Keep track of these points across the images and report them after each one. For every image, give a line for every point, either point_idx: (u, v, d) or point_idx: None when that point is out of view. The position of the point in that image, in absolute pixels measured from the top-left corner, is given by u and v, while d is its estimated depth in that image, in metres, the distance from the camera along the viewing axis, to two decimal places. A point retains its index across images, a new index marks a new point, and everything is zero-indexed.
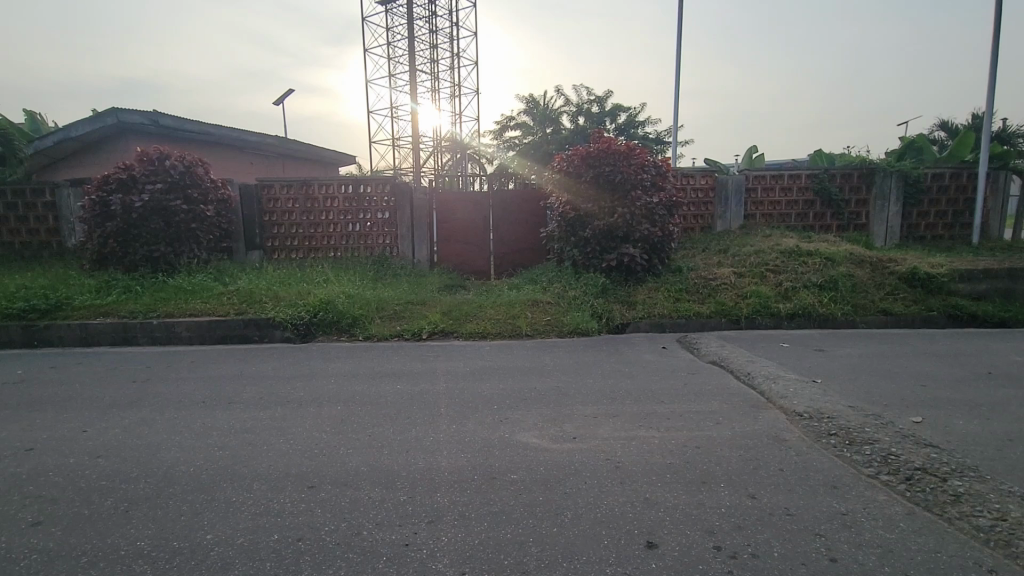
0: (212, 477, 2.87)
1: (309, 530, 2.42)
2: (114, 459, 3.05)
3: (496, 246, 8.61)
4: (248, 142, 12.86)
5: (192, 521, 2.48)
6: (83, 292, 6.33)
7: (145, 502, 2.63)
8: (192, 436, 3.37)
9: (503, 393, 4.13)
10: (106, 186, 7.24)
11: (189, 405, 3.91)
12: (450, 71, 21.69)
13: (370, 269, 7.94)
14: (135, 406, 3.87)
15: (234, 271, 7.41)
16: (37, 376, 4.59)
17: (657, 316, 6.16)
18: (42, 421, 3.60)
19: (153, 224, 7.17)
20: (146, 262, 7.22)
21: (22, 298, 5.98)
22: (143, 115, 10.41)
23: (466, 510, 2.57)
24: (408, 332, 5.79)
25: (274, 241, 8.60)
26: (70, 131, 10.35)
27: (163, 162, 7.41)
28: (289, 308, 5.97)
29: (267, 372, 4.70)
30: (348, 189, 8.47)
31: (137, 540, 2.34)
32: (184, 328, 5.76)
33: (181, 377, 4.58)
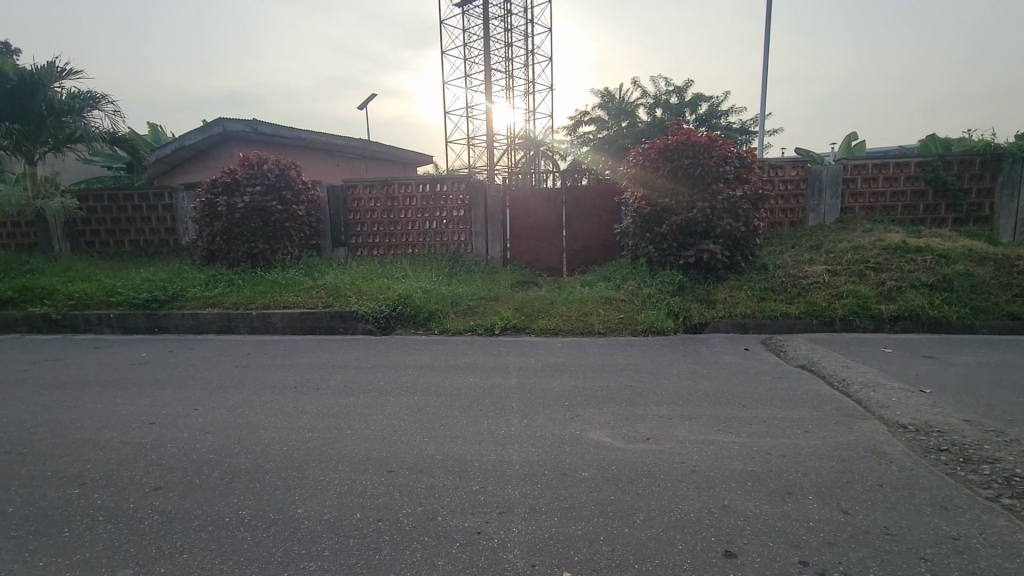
0: (303, 457, 3.10)
1: (388, 512, 2.55)
2: (220, 436, 3.38)
3: (569, 242, 8.57)
4: (335, 145, 13.69)
5: (285, 496, 2.69)
6: (195, 284, 7.04)
7: (246, 475, 2.88)
8: (285, 418, 3.65)
9: (575, 390, 4.11)
10: (214, 189, 7.99)
11: (282, 390, 4.25)
12: (524, 69, 21.84)
13: (446, 264, 8.20)
14: (237, 389, 4.25)
15: (322, 267, 7.93)
16: (159, 359, 5.17)
17: (739, 316, 5.85)
18: (162, 398, 4.06)
19: (253, 224, 7.83)
20: (247, 259, 7.90)
21: (146, 290, 6.76)
22: (245, 123, 11.39)
23: (537, 504, 2.59)
24: (481, 327, 5.91)
25: (357, 239, 9.10)
26: (186, 140, 11.54)
27: (261, 166, 8.06)
28: (371, 301, 6.29)
29: (350, 362, 4.99)
30: (426, 188, 8.77)
31: (239, 510, 2.57)
32: (279, 319, 6.25)
33: (276, 363, 4.97)
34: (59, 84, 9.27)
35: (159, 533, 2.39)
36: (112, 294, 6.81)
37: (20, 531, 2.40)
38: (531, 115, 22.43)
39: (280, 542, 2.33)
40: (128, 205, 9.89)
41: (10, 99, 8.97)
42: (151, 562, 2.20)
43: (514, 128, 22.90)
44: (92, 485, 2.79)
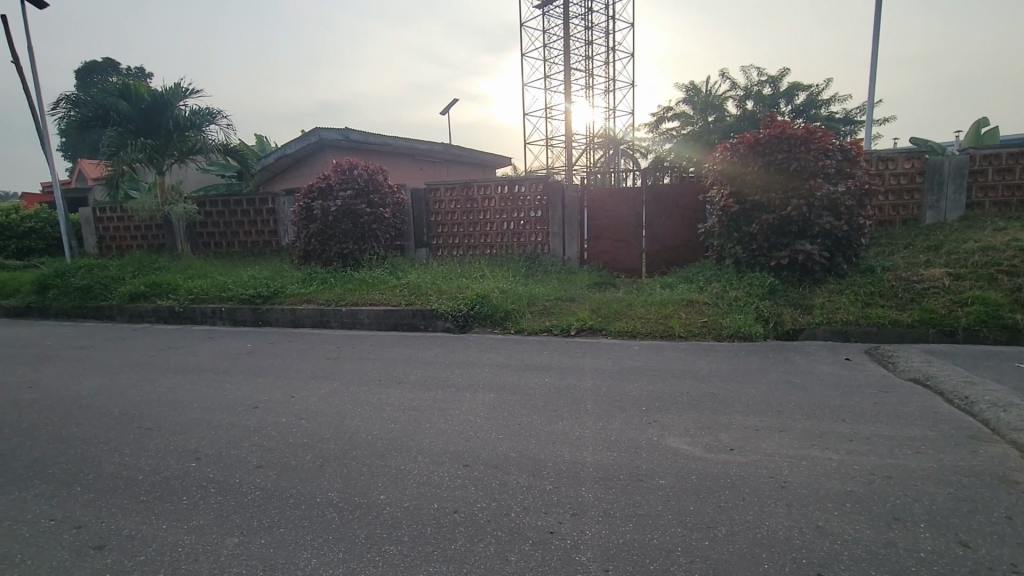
0: (386, 446, 3.26)
1: (464, 504, 2.61)
2: (312, 422, 3.64)
3: (649, 243, 8.32)
4: (420, 150, 14.28)
5: (369, 481, 2.84)
6: (293, 282, 7.64)
7: (335, 460, 3.08)
8: (370, 409, 3.86)
9: (653, 395, 3.98)
10: (310, 194, 8.60)
11: (368, 382, 4.50)
12: (605, 66, 21.56)
13: (523, 265, 8.27)
14: (328, 380, 4.56)
15: (406, 266, 8.29)
16: (262, 350, 5.68)
17: (840, 322, 5.37)
18: (264, 385, 4.45)
19: (344, 226, 8.35)
20: (338, 259, 8.43)
21: (252, 287, 7.44)
22: (338, 132, 12.19)
23: (612, 508, 2.54)
24: (557, 328, 5.90)
25: (438, 239, 9.42)
26: (287, 149, 12.55)
27: (352, 172, 8.60)
28: (451, 300, 6.50)
29: (431, 358, 5.17)
30: (505, 189, 8.91)
31: (328, 491, 2.75)
32: (366, 315, 6.62)
33: (363, 357, 5.28)
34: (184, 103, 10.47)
35: (259, 507, 2.62)
36: (224, 290, 7.55)
37: (148, 496, 2.73)
38: (612, 113, 22.08)
39: (364, 525, 2.46)
40: (238, 210, 10.92)
41: (146, 118, 10.25)
42: (252, 534, 2.41)
43: (594, 126, 22.67)
44: (205, 460, 3.12)
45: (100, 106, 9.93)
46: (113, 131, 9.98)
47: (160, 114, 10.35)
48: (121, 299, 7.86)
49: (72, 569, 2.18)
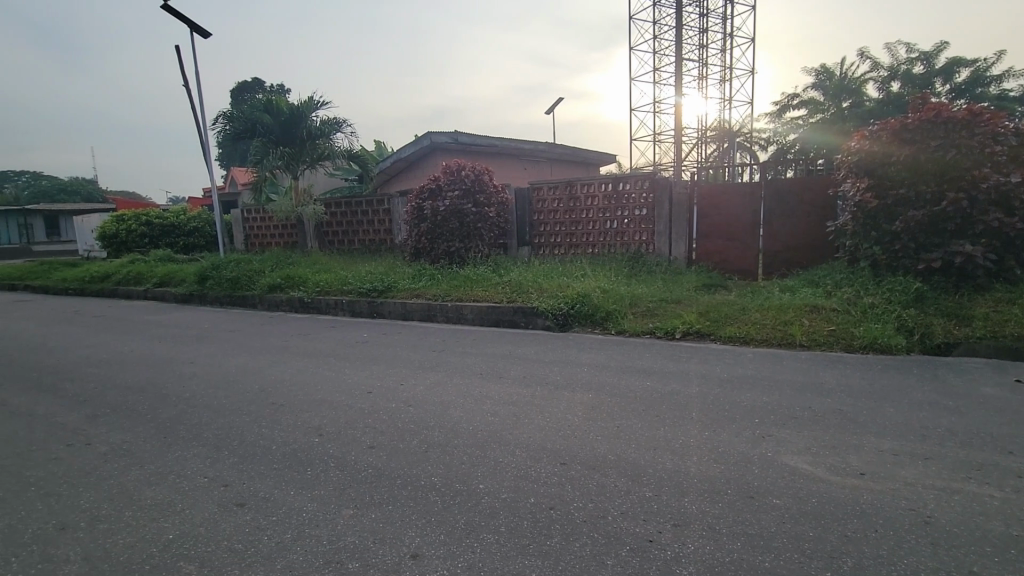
0: (485, 437, 3.36)
1: (559, 501, 2.61)
2: (419, 410, 3.86)
3: (766, 243, 7.70)
4: (524, 150, 14.51)
5: (469, 470, 2.94)
6: (404, 278, 8.15)
7: (438, 447, 3.24)
8: (472, 401, 4.00)
9: (767, 407, 3.68)
10: (422, 194, 9.09)
11: (470, 375, 4.67)
12: (721, 54, 20.32)
13: (626, 264, 8.06)
14: (433, 371, 4.80)
15: (508, 265, 8.47)
16: (376, 340, 6.13)
17: (1009, 337, 4.56)
18: (377, 373, 4.80)
19: (451, 225, 8.74)
20: (446, 256, 8.83)
21: (369, 281, 8.06)
22: (448, 135, 12.78)
23: (717, 523, 2.38)
24: (661, 330, 5.67)
25: (540, 238, 9.51)
26: (402, 152, 13.43)
27: (460, 173, 8.96)
28: (551, 299, 6.53)
29: (530, 355, 5.23)
30: (608, 187, 8.76)
31: (432, 476, 2.90)
32: (469, 311, 6.87)
33: (466, 351, 5.48)
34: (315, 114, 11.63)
35: (370, 483, 2.83)
36: (345, 284, 8.26)
37: (281, 464, 3.07)
38: (727, 104, 20.78)
39: (464, 511, 2.56)
40: (358, 210, 11.88)
41: (284, 129, 11.52)
42: (365, 507, 2.61)
43: (707, 119, 21.49)
44: (326, 437, 3.43)
45: (248, 119, 11.32)
46: (259, 141, 11.34)
47: (296, 125, 11.58)
48: (262, 290, 8.92)
49: (219, 521, 2.51)
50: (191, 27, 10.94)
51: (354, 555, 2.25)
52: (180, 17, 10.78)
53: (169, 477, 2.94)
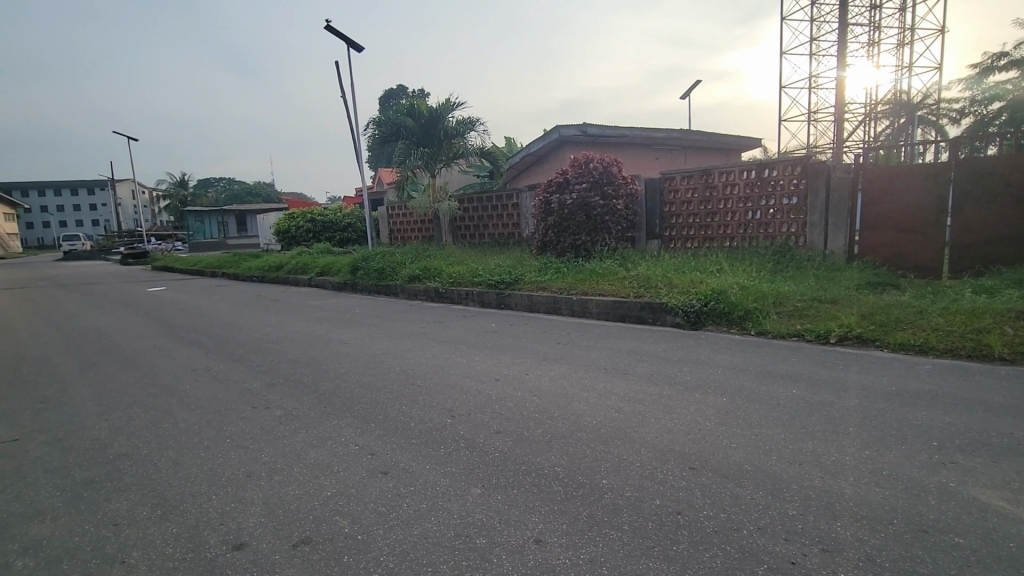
0: (610, 433, 3.30)
1: (687, 506, 2.49)
2: (543, 400, 3.92)
3: (954, 235, 6.48)
4: (656, 138, 13.92)
5: (593, 464, 2.93)
6: (531, 271, 8.31)
7: (561, 438, 3.27)
8: (597, 396, 3.97)
9: (949, 428, 3.12)
10: (549, 188, 9.15)
11: (595, 369, 4.63)
12: (900, 14, 17.45)
13: (769, 259, 7.37)
14: (558, 363, 4.85)
15: (636, 258, 8.22)
16: (504, 330, 6.36)
17: None
18: (504, 362, 4.98)
19: (578, 218, 8.71)
20: (572, 249, 8.84)
21: (497, 274, 8.37)
22: (577, 127, 12.71)
23: (878, 555, 2.08)
24: (810, 333, 5.09)
25: (671, 231, 9.09)
26: (531, 147, 13.72)
27: (588, 165, 8.87)
28: (682, 295, 6.20)
29: (659, 352, 5.04)
30: (751, 175, 8.07)
31: (555, 466, 2.93)
32: (595, 305, 6.79)
33: (591, 345, 5.45)
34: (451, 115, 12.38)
35: (497, 466, 2.95)
36: (476, 276, 8.67)
37: (418, 439, 3.34)
38: (905, 71, 17.84)
39: (587, 504, 2.55)
40: (489, 205, 12.37)
41: (424, 131, 12.39)
42: (491, 488, 2.73)
43: (877, 91, 18.65)
44: (458, 418, 3.65)
45: (393, 124, 12.35)
46: (402, 143, 12.35)
47: (435, 126, 12.39)
48: (404, 280, 9.75)
49: (367, 485, 2.81)
50: (347, 43, 12.23)
51: (481, 531, 2.37)
52: (339, 35, 12.10)
53: (327, 441, 3.35)
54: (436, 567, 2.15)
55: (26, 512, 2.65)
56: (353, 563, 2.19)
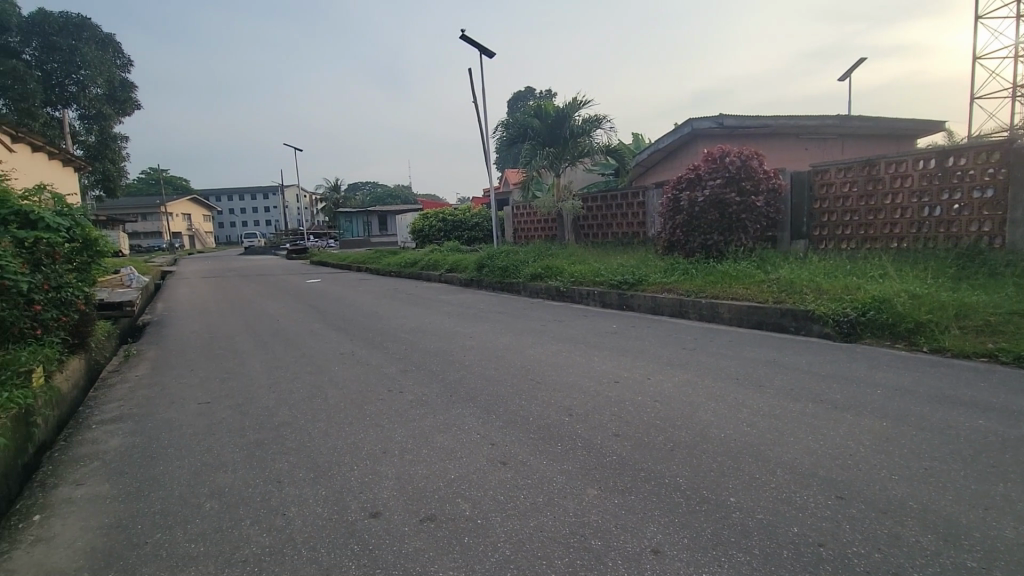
0: (740, 449, 3.05)
1: (832, 539, 2.21)
2: (666, 407, 3.75)
3: None
4: (806, 126, 12.54)
5: (720, 479, 2.72)
6: (656, 271, 7.99)
7: (685, 448, 3.09)
8: (726, 407, 3.69)
9: None
10: (678, 184, 8.70)
11: (724, 379, 4.30)
12: None
13: (950, 262, 6.26)
14: (683, 369, 4.61)
15: (777, 260, 7.50)
16: (626, 331, 6.19)
17: None
18: (624, 364, 4.85)
19: (710, 216, 8.17)
20: (702, 249, 8.32)
21: (621, 274, 8.18)
22: (712, 119, 11.92)
23: None
24: (1006, 354, 4.23)
25: (822, 230, 8.15)
26: (660, 143, 13.18)
27: (723, 159, 8.28)
28: (833, 302, 5.52)
29: (801, 365, 4.54)
30: (928, 164, 6.91)
31: (677, 476, 2.78)
32: (726, 310, 6.32)
33: (721, 352, 5.07)
34: (577, 114, 12.37)
35: (614, 470, 2.88)
36: (598, 276, 8.56)
37: (536, 434, 3.38)
38: None
39: (712, 521, 2.38)
40: (614, 203, 12.13)
41: (551, 130, 12.53)
42: (608, 491, 2.67)
43: None
44: (576, 417, 3.64)
45: (520, 125, 12.66)
46: (529, 144, 12.60)
47: (561, 126, 12.47)
48: (526, 278, 9.95)
49: (488, 473, 2.91)
50: (479, 50, 12.80)
51: (597, 533, 2.33)
52: (472, 43, 12.71)
53: (452, 428, 3.55)
54: (551, 561, 2.16)
55: (213, 463, 3.18)
56: (473, 545, 2.29)
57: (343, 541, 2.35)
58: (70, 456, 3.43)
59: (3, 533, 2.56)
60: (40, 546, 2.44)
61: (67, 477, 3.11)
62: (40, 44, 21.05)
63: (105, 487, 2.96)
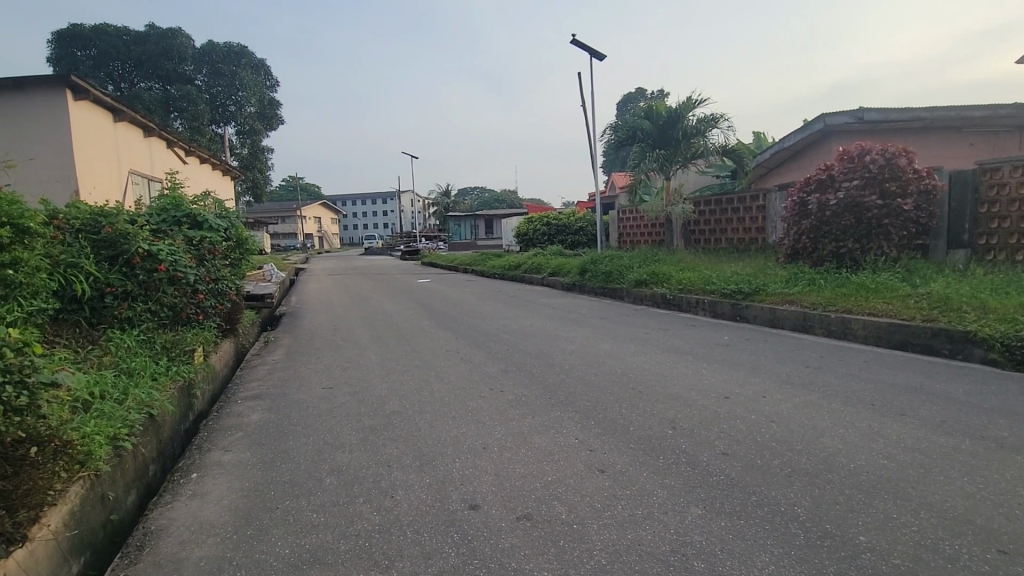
0: (873, 483, 2.70)
1: None
2: (783, 428, 3.43)
3: None
4: (970, 118, 10.80)
5: (846, 515, 2.43)
6: (777, 281, 7.36)
7: (806, 476, 2.80)
8: (857, 434, 3.29)
9: None
10: (806, 187, 7.97)
11: (855, 404, 3.83)
12: None
13: None
14: (805, 389, 4.19)
15: (927, 272, 6.54)
16: (738, 344, 5.78)
17: None
18: (735, 379, 4.52)
19: (845, 221, 7.35)
20: (833, 258, 7.50)
21: (735, 282, 7.67)
22: (850, 114, 10.71)
23: None
24: None
25: (989, 238, 6.95)
26: (786, 141, 12.15)
27: (863, 157, 7.46)
28: (1002, 323, 4.69)
29: (955, 394, 3.92)
30: None
31: (795, 505, 2.53)
32: (860, 326, 5.65)
33: (852, 374, 4.53)
34: (692, 113, 11.81)
35: (721, 491, 2.70)
36: (709, 283, 8.09)
37: (637, 445, 3.28)
38: None
39: (834, 559, 2.13)
40: (730, 207, 11.38)
41: (662, 131, 12.08)
42: (715, 512, 2.50)
43: None
44: (679, 431, 3.47)
45: (630, 128, 12.35)
46: (638, 146, 12.24)
47: (674, 127, 11.98)
48: (631, 284, 9.69)
49: (585, 479, 2.87)
50: (591, 53, 12.72)
51: (699, 554, 2.20)
52: (583, 47, 12.66)
53: (550, 430, 3.56)
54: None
55: (333, 442, 3.49)
56: (568, 549, 2.27)
57: (444, 528, 2.46)
58: (221, 425, 3.97)
59: (170, 485, 3.03)
60: (196, 500, 2.84)
61: (217, 444, 3.60)
62: (209, 70, 24.73)
63: (246, 455, 3.37)
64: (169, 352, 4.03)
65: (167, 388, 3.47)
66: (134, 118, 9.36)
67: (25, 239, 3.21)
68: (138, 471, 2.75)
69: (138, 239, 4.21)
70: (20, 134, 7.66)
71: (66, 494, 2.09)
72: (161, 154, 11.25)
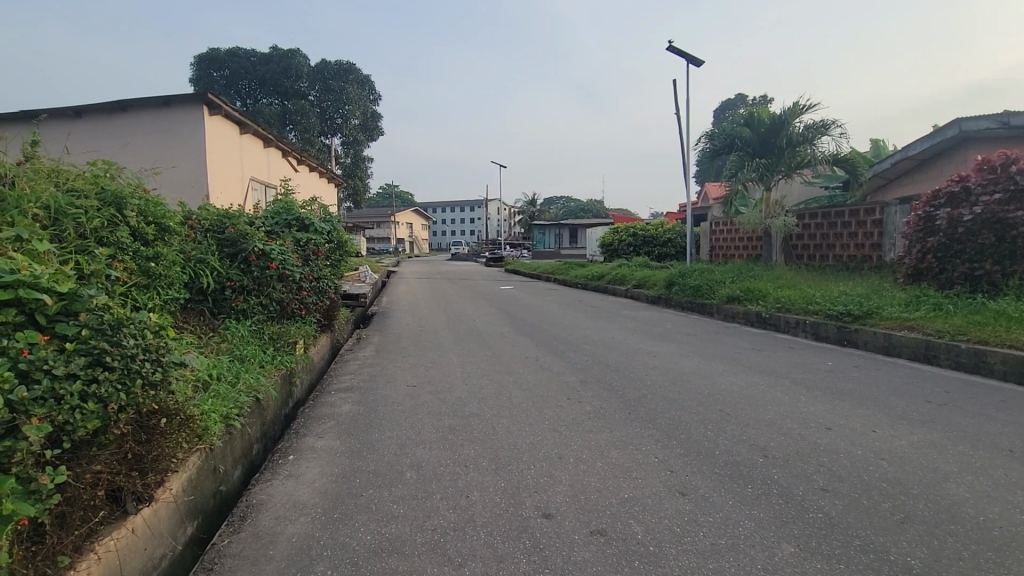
0: (1008, 541, 2.33)
1: None
2: (897, 469, 3.06)
3: None
4: None
5: (973, 573, 2.12)
6: (894, 303, 6.63)
7: (924, 524, 2.47)
8: (991, 483, 2.86)
9: None
10: (934, 201, 7.14)
11: (989, 448, 3.33)
12: None
13: None
14: (925, 427, 3.71)
15: None
16: (843, 371, 5.27)
17: None
18: (840, 410, 4.10)
19: (982, 239, 6.44)
20: (966, 281, 6.60)
21: (844, 303, 7.01)
22: (992, 118, 9.45)
23: None
24: None
25: None
26: (911, 149, 10.95)
27: (1007, 168, 6.60)
28: None
29: None
30: None
31: (907, 555, 2.25)
32: (998, 360, 4.91)
33: (985, 413, 3.96)
34: (799, 120, 11.00)
35: (819, 530, 2.45)
36: (812, 303, 7.47)
37: (723, 470, 3.08)
38: None
39: None
40: (839, 221, 10.45)
41: (764, 140, 11.36)
42: (810, 552, 2.29)
43: None
44: (772, 460, 3.21)
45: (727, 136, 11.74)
46: (735, 155, 11.60)
47: (777, 135, 11.24)
48: (721, 300, 9.20)
49: (663, 500, 2.75)
50: (688, 59, 12.28)
51: None
52: (679, 53, 12.27)
53: (629, 446, 3.44)
54: None
55: (414, 439, 3.62)
56: (642, 569, 2.19)
57: (516, 533, 2.46)
58: (316, 413, 4.27)
59: (269, 464, 3.31)
60: (291, 480, 3.07)
61: (312, 430, 3.87)
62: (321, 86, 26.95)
63: (337, 444, 3.59)
64: (275, 342, 4.42)
65: (271, 375, 3.80)
66: (256, 130, 10.41)
67: (165, 236, 3.67)
68: (244, 449, 3.03)
69: (255, 239, 4.68)
70: (165, 145, 8.82)
71: (185, 463, 2.34)
72: (277, 163, 12.40)
